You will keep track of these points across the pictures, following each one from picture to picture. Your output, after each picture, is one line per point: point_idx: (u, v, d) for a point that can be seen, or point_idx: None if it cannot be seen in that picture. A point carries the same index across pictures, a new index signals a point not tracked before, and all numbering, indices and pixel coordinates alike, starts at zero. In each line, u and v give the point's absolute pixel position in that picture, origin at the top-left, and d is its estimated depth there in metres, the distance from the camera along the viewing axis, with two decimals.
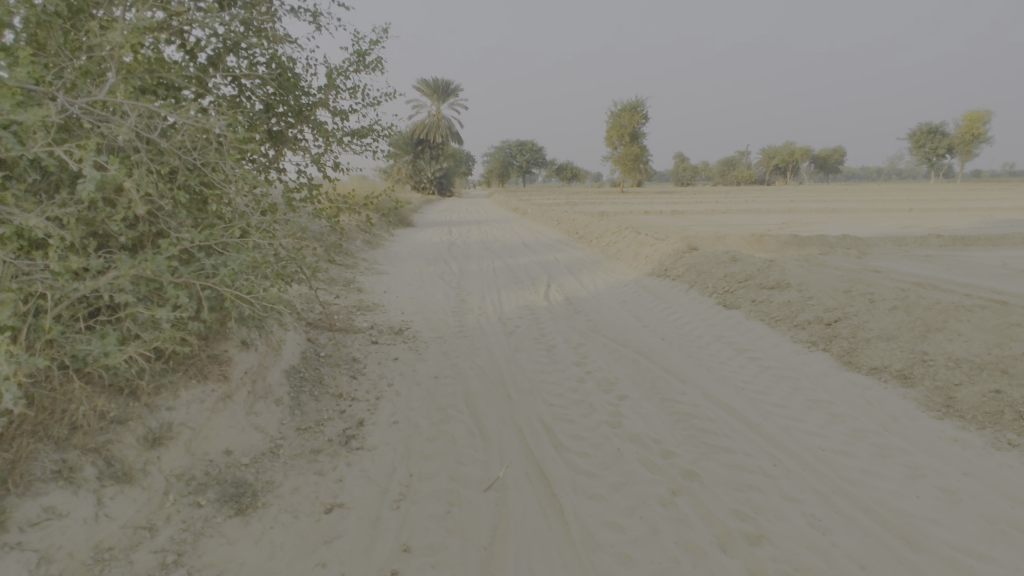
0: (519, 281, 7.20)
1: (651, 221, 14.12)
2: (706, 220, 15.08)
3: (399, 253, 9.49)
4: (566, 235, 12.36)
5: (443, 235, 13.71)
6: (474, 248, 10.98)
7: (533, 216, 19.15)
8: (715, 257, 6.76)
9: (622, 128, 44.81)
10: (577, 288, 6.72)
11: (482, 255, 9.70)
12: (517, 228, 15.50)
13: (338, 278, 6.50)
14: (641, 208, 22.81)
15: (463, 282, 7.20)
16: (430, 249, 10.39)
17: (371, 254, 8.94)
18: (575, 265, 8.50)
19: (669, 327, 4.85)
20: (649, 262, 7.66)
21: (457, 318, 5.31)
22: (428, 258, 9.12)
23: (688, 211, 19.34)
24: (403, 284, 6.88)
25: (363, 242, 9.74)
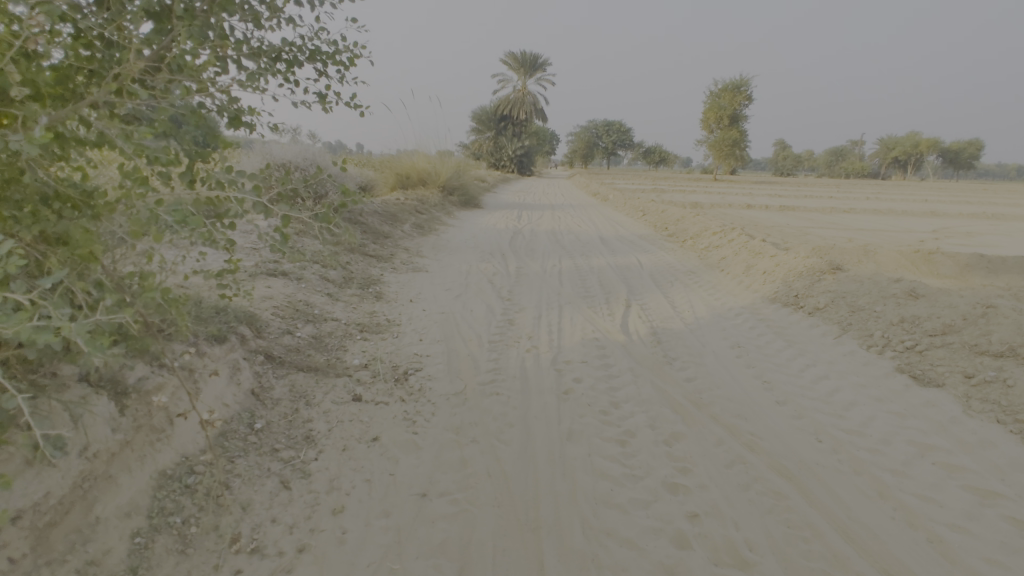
0: (588, 296, 5.52)
1: (758, 218, 11.73)
2: (828, 220, 12.40)
3: (451, 242, 8.09)
4: (654, 230, 10.38)
5: (510, 220, 12.21)
6: (542, 240, 9.32)
7: (614, 203, 17.07)
8: (877, 285, 4.73)
9: (722, 110, 40.93)
10: (670, 313, 4.94)
11: (547, 252, 8.03)
12: (595, 216, 13.70)
13: (358, 278, 5.15)
14: (742, 199, 19.97)
15: (516, 291, 5.63)
16: (489, 240, 8.84)
17: (416, 243, 7.55)
18: (663, 275, 6.66)
19: (819, 412, 3.04)
20: (768, 279, 5.71)
21: (495, 354, 3.78)
22: (482, 252, 7.61)
23: (802, 207, 16.42)
24: (441, 289, 5.44)
25: (411, 228, 8.38)
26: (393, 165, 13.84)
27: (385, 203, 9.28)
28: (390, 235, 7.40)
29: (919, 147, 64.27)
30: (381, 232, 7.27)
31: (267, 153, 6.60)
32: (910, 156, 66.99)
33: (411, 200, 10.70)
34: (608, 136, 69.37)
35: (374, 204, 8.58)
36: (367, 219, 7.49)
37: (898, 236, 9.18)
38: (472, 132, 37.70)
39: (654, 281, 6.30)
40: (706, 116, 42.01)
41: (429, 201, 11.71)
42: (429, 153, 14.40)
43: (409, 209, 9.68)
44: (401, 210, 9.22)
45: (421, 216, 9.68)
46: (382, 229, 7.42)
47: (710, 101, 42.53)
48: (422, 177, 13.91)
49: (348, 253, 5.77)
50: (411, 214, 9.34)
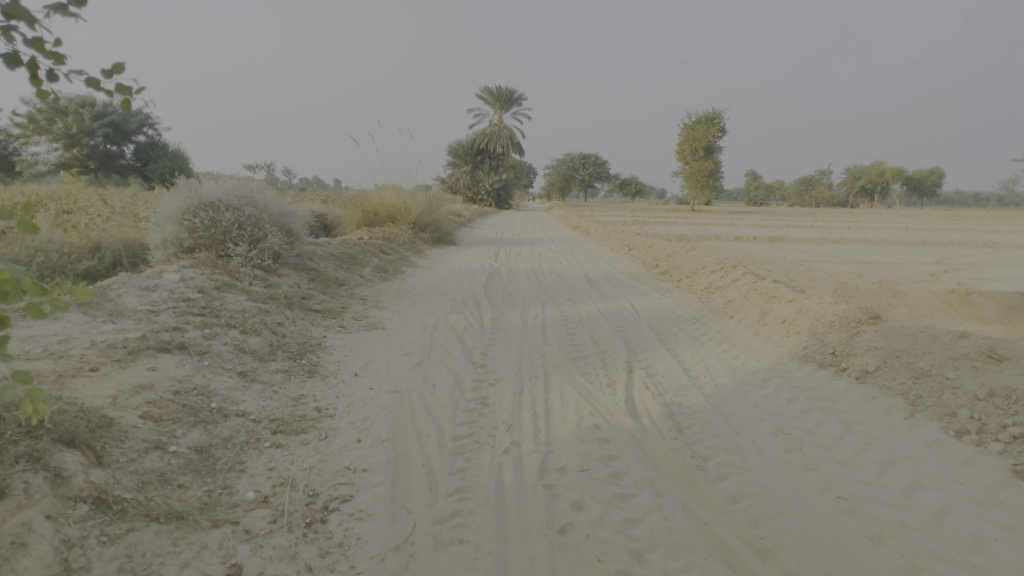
0: (580, 358, 4.53)
1: (752, 252, 10.98)
2: (823, 253, 11.75)
3: (418, 288, 7.07)
4: (644, 268, 9.51)
5: (487, 258, 11.26)
6: (521, 282, 8.34)
7: (596, 237, 16.26)
8: (937, 340, 3.86)
9: (697, 142, 41.35)
10: (683, 382, 3.95)
11: (528, 297, 7.05)
12: (578, 252, 12.86)
13: (291, 345, 4.08)
14: (726, 231, 19.42)
15: (492, 352, 4.61)
16: (462, 283, 7.84)
17: (376, 291, 6.50)
18: (664, 325, 5.73)
19: (938, 557, 2.07)
20: (792, 331, 4.82)
21: (462, 462, 2.73)
22: (453, 299, 6.58)
23: (791, 239, 15.82)
24: (400, 353, 4.40)
25: (372, 272, 7.34)
26: (359, 202, 12.83)
27: (344, 244, 8.23)
28: (344, 283, 6.35)
29: (885, 176, 66.01)
30: (333, 280, 6.21)
31: (192, 189, 5.55)
32: (877, 184, 68.74)
33: (376, 240, 9.68)
34: (585, 170, 69.86)
35: (330, 246, 7.54)
36: (316, 264, 6.42)
37: (909, 271, 8.49)
38: (448, 167, 37.17)
39: (654, 334, 5.34)
40: (681, 149, 42.32)
41: (397, 240, 10.68)
42: (399, 188, 13.46)
43: (372, 250, 8.66)
44: (361, 251, 8.19)
45: (385, 257, 8.65)
46: (335, 276, 6.37)
47: (685, 133, 42.95)
48: (391, 214, 12.92)
49: (284, 310, 4.70)
50: (374, 256, 8.31)
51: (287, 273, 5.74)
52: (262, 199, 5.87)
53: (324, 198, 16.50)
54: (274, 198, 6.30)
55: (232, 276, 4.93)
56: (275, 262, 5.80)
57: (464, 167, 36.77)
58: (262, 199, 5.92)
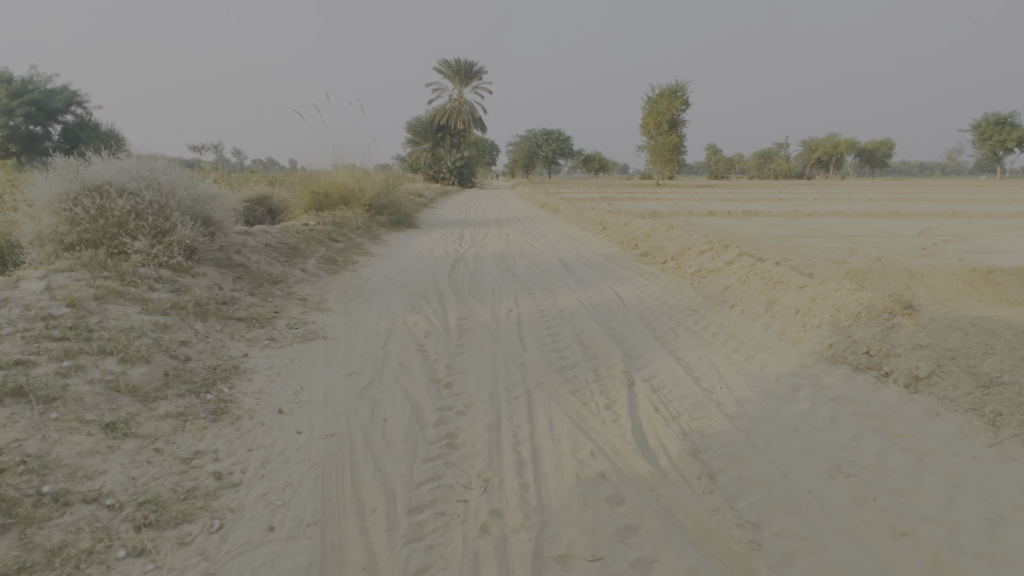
0: (567, 367, 3.73)
1: (732, 228, 10.39)
2: (803, 226, 11.28)
3: (372, 281, 6.12)
4: (622, 249, 8.75)
5: (451, 242, 10.31)
6: (490, 270, 7.45)
7: (566, 215, 15.47)
8: (996, 336, 3.21)
9: (661, 115, 40.88)
10: (697, 398, 3.21)
11: (498, 288, 6.19)
12: (549, 232, 12.05)
13: (195, 373, 3.12)
14: (697, 206, 18.90)
15: (459, 364, 3.76)
16: (423, 273, 6.90)
17: (322, 288, 5.53)
18: (657, 319, 4.98)
19: None
20: (810, 324, 4.13)
21: (421, 556, 1.90)
22: (412, 294, 5.66)
23: (765, 212, 15.38)
24: (343, 372, 3.50)
25: (316, 265, 6.32)
26: (306, 183, 11.60)
27: (285, 232, 7.15)
28: (280, 281, 5.34)
29: (840, 147, 67.41)
30: (266, 279, 5.19)
31: (74, 171, 4.42)
32: (833, 156, 70.14)
33: (324, 226, 8.58)
34: (549, 146, 68.74)
35: (265, 236, 6.47)
36: (246, 259, 5.38)
37: (901, 245, 8.02)
38: (408, 144, 35.58)
39: (648, 331, 4.59)
40: (645, 123, 41.75)
41: (350, 225, 9.60)
42: (352, 167, 12.26)
43: (317, 237, 7.61)
44: (305, 240, 7.14)
45: (334, 245, 7.62)
46: (268, 273, 5.36)
47: (648, 107, 42.37)
48: (344, 195, 11.76)
49: (194, 322, 3.71)
50: (320, 246, 7.27)
51: (205, 272, 4.70)
52: (168, 181, 4.77)
53: (270, 180, 15.11)
54: (188, 180, 5.20)
55: (127, 282, 3.90)
56: (191, 259, 4.75)
57: (424, 145, 35.21)
58: (170, 182, 4.82)
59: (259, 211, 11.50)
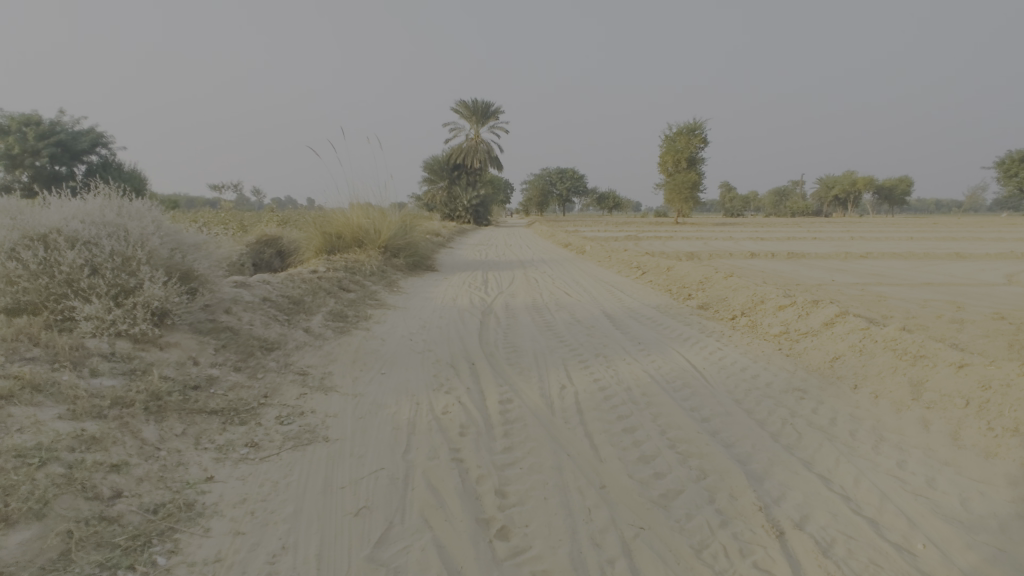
0: (669, 494, 2.60)
1: (791, 274, 9.26)
2: (866, 271, 10.12)
3: (391, 345, 5.06)
4: (673, 300, 7.65)
5: (476, 288, 9.32)
6: (525, 327, 6.37)
7: (595, 257, 14.49)
8: None
9: (679, 153, 40.42)
10: (896, 567, 2.07)
11: (540, 355, 5.09)
12: (581, 277, 11.01)
13: (120, 527, 2.02)
14: (731, 246, 17.83)
15: (514, 488, 2.65)
16: (448, 331, 5.84)
17: (327, 356, 4.47)
18: (757, 402, 3.83)
19: None
20: (1001, 426, 2.97)
21: None
22: (438, 364, 4.58)
23: (809, 254, 14.24)
24: (350, 507, 2.39)
25: (322, 324, 5.28)
26: (317, 224, 10.76)
27: (289, 281, 6.17)
28: (274, 349, 4.29)
29: (859, 185, 66.47)
30: (257, 347, 4.15)
31: (17, 214, 3.48)
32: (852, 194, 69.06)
33: (335, 273, 7.60)
34: (563, 184, 68.61)
35: (263, 288, 5.48)
36: (235, 322, 4.36)
37: (1008, 298, 6.83)
38: (424, 184, 35.36)
39: (755, 424, 3.45)
40: (663, 161, 41.23)
41: (363, 271, 8.63)
42: (367, 207, 11.43)
43: (326, 287, 6.61)
44: (310, 291, 6.13)
45: (343, 296, 6.61)
46: (260, 338, 4.32)
47: (666, 145, 42.01)
48: (357, 236, 10.88)
49: (142, 425, 2.64)
50: (329, 297, 6.27)
51: (178, 342, 3.67)
52: (138, 227, 3.81)
53: (281, 220, 14.37)
54: (168, 226, 4.25)
55: (60, 365, 2.87)
56: (161, 325, 3.73)
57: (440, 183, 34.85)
58: (142, 228, 3.86)
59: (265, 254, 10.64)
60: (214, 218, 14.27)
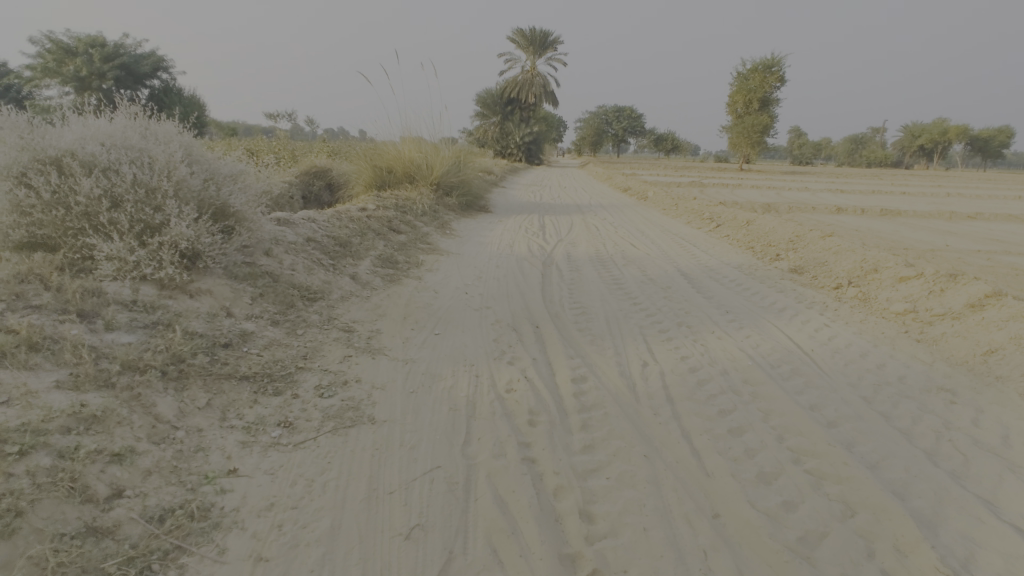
0: (810, 539, 1.99)
1: (896, 235, 8.06)
2: (984, 236, 8.74)
3: (446, 300, 4.53)
4: (759, 260, 6.76)
5: (533, 234, 8.65)
6: (591, 283, 5.70)
7: (659, 203, 13.43)
8: None
9: (751, 92, 37.10)
10: None
11: (614, 321, 4.44)
12: (646, 226, 10.12)
13: (112, 544, 1.58)
14: (809, 198, 16.24)
15: (603, 510, 2.09)
16: (507, 285, 5.23)
17: (374, 311, 3.98)
18: (894, 403, 3.08)
19: None
20: None
21: None
22: (499, 326, 4.01)
23: (906, 211, 12.64)
24: (401, 526, 1.89)
25: (369, 271, 4.78)
26: (368, 157, 10.27)
27: (336, 220, 5.67)
28: (317, 300, 3.82)
29: (951, 135, 60.06)
30: (298, 298, 3.69)
31: (27, 133, 3.01)
32: (942, 144, 62.54)
33: (385, 211, 7.06)
34: (620, 122, 65.12)
35: (308, 228, 5.00)
36: (275, 267, 3.90)
37: None
38: (476, 118, 34.11)
39: (900, 436, 2.73)
40: (733, 100, 37.99)
41: (414, 211, 8.06)
42: (419, 140, 10.77)
43: (375, 227, 6.09)
44: (358, 232, 5.62)
45: (393, 238, 6.09)
46: (302, 287, 3.85)
47: (738, 83, 38.55)
48: (409, 171, 10.32)
49: (157, 398, 2.20)
50: (378, 240, 5.75)
51: (209, 290, 3.22)
52: (163, 154, 3.30)
53: (332, 150, 13.93)
54: (200, 153, 3.73)
55: (69, 316, 2.45)
56: (191, 269, 3.28)
57: (493, 118, 33.46)
58: (169, 155, 3.35)
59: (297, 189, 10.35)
60: (265, 146, 14.00)
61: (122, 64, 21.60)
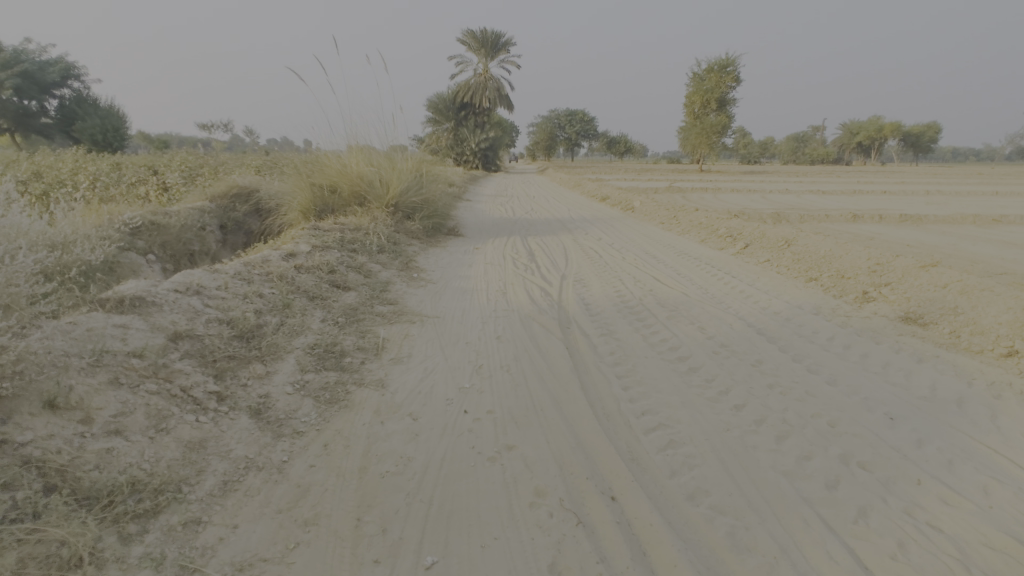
0: None
1: (976, 254, 6.55)
2: None
3: (432, 445, 2.51)
4: (842, 301, 5.07)
5: (524, 268, 6.72)
6: (644, 360, 3.80)
7: (652, 214, 11.80)
8: None
9: (708, 93, 36.60)
10: None
11: (735, 463, 2.53)
12: (654, 248, 8.38)
13: None
14: (802, 202, 15.05)
15: None
16: (527, 385, 3.26)
17: (291, 514, 1.93)
18: None
19: None
20: None
21: None
22: (551, 525, 2.03)
23: (922, 214, 11.43)
24: None
25: (288, 391, 2.71)
26: (304, 173, 8.17)
27: (239, 286, 3.55)
28: (156, 518, 1.74)
29: (889, 132, 62.31)
30: (98, 530, 1.59)
31: None
32: (881, 140, 64.77)
33: (325, 254, 4.97)
34: (575, 126, 64.37)
35: (176, 314, 2.88)
36: (57, 443, 1.79)
37: None
38: (430, 124, 32.06)
39: None
40: (691, 101, 37.27)
41: (367, 247, 5.98)
42: (369, 149, 8.71)
43: (306, 289, 4.01)
44: (272, 304, 3.51)
45: (335, 304, 4.01)
46: (119, 486, 1.75)
47: (696, 83, 37.96)
48: (358, 190, 8.25)
49: None
50: (310, 311, 3.68)
51: None
52: None
53: (262, 162, 11.65)
54: None
55: None
56: None
57: (447, 124, 31.48)
58: None
59: (213, 218, 8.10)
60: (180, 161, 11.60)
61: (24, 71, 18.63)
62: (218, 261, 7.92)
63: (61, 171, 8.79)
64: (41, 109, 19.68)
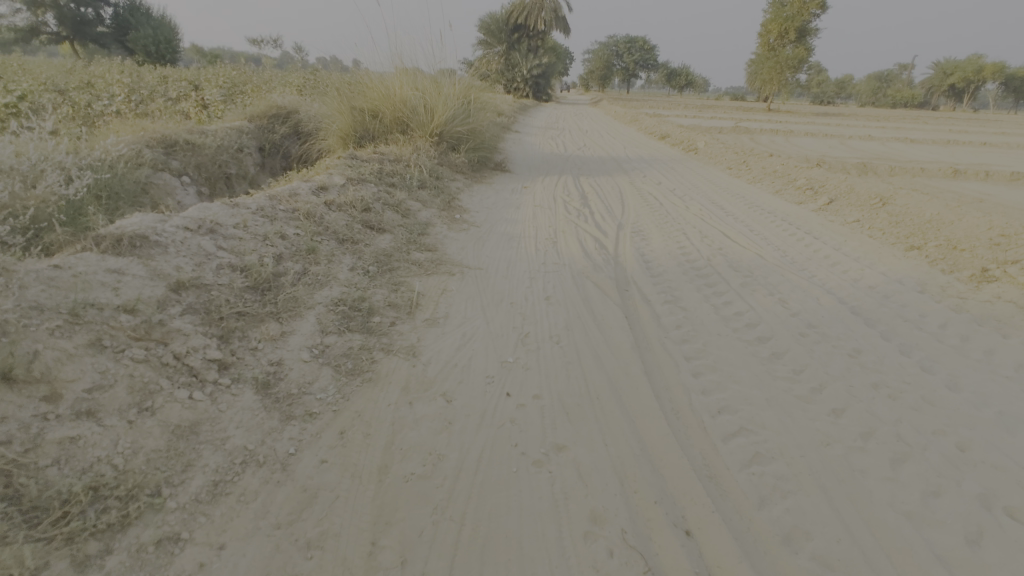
0: None
1: None
2: None
3: (466, 439, 2.11)
4: (955, 278, 4.30)
5: (576, 213, 6.11)
6: (716, 339, 3.26)
7: (717, 158, 10.74)
8: None
9: (787, 22, 32.96)
10: None
11: (843, 498, 2.02)
12: (721, 198, 7.55)
13: None
14: (888, 152, 13.48)
15: None
16: (580, 364, 2.79)
17: (291, 531, 1.56)
18: None
19: None
20: None
21: None
22: (611, 570, 1.62)
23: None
24: None
25: (303, 358, 2.32)
26: (344, 95, 7.58)
27: (260, 225, 3.14)
28: (123, 533, 1.40)
29: (990, 74, 55.54)
30: (41, 557, 1.27)
31: None
32: (979, 83, 57.92)
33: (360, 189, 4.49)
34: (633, 54, 60.13)
35: (181, 259, 2.49)
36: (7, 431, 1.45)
37: None
38: (480, 47, 30.31)
39: None
40: (767, 30, 33.74)
41: (406, 183, 5.48)
42: (414, 71, 8.00)
43: (336, 231, 3.57)
44: (295, 248, 3.10)
45: (366, 249, 3.57)
46: (75, 493, 1.41)
47: (775, 9, 34.19)
48: (400, 116, 7.65)
49: None
50: (337, 258, 3.25)
51: None
52: None
53: (304, 80, 11.06)
54: None
55: None
56: None
57: (498, 48, 29.70)
58: None
59: (251, 140, 7.72)
60: (222, 76, 11.15)
61: None
62: (256, 186, 7.63)
63: (101, 82, 8.51)
64: (98, 18, 19.53)
